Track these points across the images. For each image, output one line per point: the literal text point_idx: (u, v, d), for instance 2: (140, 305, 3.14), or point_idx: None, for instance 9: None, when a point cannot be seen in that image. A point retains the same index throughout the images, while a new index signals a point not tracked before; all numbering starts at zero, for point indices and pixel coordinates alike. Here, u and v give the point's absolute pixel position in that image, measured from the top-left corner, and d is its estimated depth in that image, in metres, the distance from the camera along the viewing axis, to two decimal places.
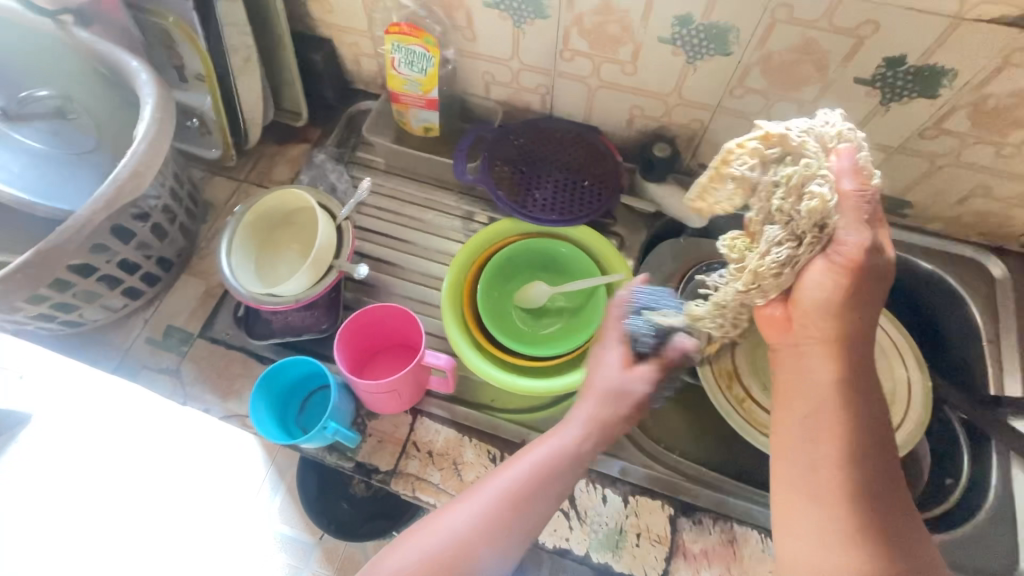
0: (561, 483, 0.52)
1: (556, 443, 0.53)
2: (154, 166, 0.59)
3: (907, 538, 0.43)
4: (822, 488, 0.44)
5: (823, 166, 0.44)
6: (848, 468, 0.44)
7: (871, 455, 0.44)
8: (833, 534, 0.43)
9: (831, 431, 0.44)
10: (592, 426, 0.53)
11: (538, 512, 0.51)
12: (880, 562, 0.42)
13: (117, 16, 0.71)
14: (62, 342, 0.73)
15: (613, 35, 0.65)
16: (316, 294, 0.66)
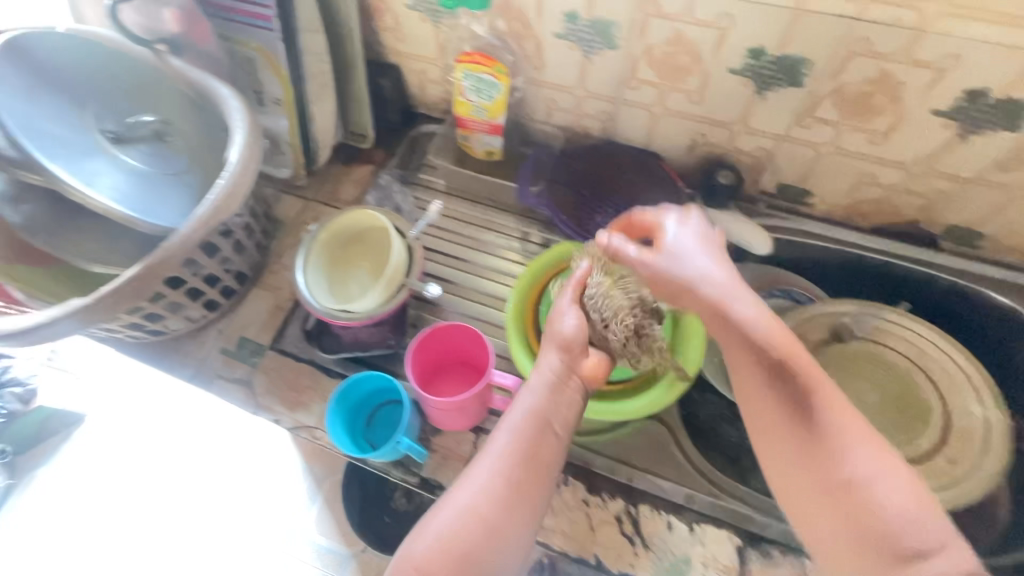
0: (549, 435, 0.53)
1: (527, 402, 0.54)
2: (242, 190, 0.62)
3: (867, 451, 0.47)
4: (786, 452, 0.49)
5: (594, 315, 0.59)
6: (783, 405, 0.50)
7: (790, 385, 0.50)
8: (807, 468, 0.48)
9: (757, 385, 0.51)
10: (554, 379, 0.56)
11: (542, 468, 0.52)
12: (858, 484, 0.46)
13: (208, 46, 0.76)
14: (142, 349, 0.77)
15: (682, 65, 0.67)
16: (386, 311, 0.68)
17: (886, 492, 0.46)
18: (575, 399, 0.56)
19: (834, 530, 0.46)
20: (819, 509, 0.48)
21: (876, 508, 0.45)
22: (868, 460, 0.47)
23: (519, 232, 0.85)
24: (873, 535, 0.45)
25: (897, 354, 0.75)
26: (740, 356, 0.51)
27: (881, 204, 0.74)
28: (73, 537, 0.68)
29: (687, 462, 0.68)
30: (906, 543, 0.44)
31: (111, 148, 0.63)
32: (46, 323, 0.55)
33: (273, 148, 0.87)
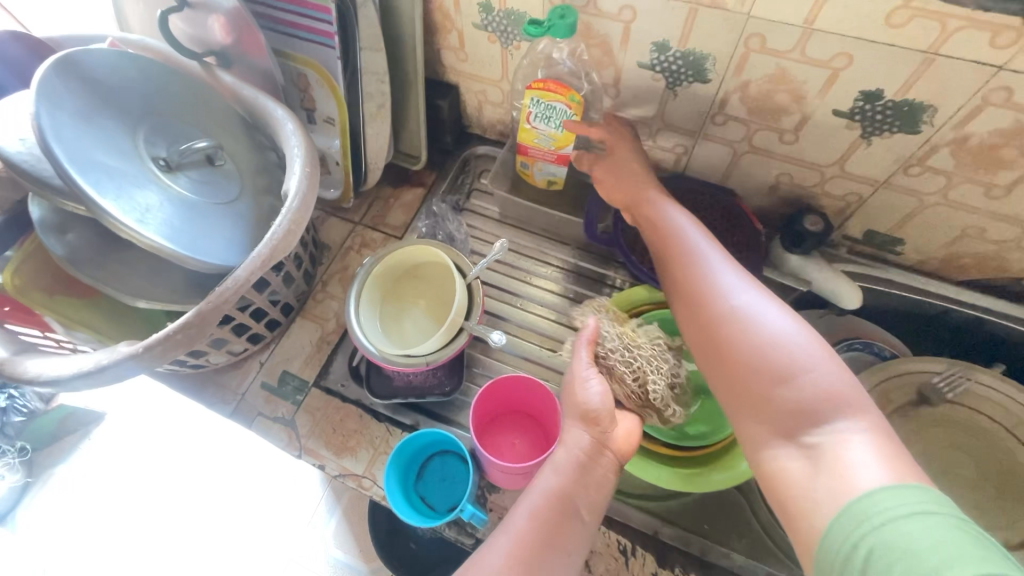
0: (574, 520, 0.50)
1: (549, 480, 0.52)
2: (303, 223, 0.58)
3: (809, 351, 0.46)
4: (711, 352, 0.51)
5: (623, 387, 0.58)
6: (687, 284, 0.56)
7: (687, 262, 0.57)
8: (736, 371, 0.48)
9: (673, 268, 0.58)
10: (583, 459, 0.52)
11: (560, 551, 0.49)
12: (770, 367, 0.47)
13: (260, 61, 0.71)
14: (180, 381, 0.73)
15: (780, 104, 0.61)
16: (445, 356, 0.63)
17: (802, 365, 0.46)
18: (603, 480, 0.52)
19: (740, 387, 0.48)
20: (762, 408, 0.47)
21: (755, 335, 0.48)
22: (759, 306, 0.50)
23: (578, 267, 0.80)
24: (761, 379, 0.47)
25: (991, 421, 0.70)
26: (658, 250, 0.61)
27: (983, 259, 0.68)
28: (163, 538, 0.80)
29: (765, 534, 0.63)
30: (796, 381, 0.45)
31: (162, 176, 0.58)
32: (99, 369, 0.51)
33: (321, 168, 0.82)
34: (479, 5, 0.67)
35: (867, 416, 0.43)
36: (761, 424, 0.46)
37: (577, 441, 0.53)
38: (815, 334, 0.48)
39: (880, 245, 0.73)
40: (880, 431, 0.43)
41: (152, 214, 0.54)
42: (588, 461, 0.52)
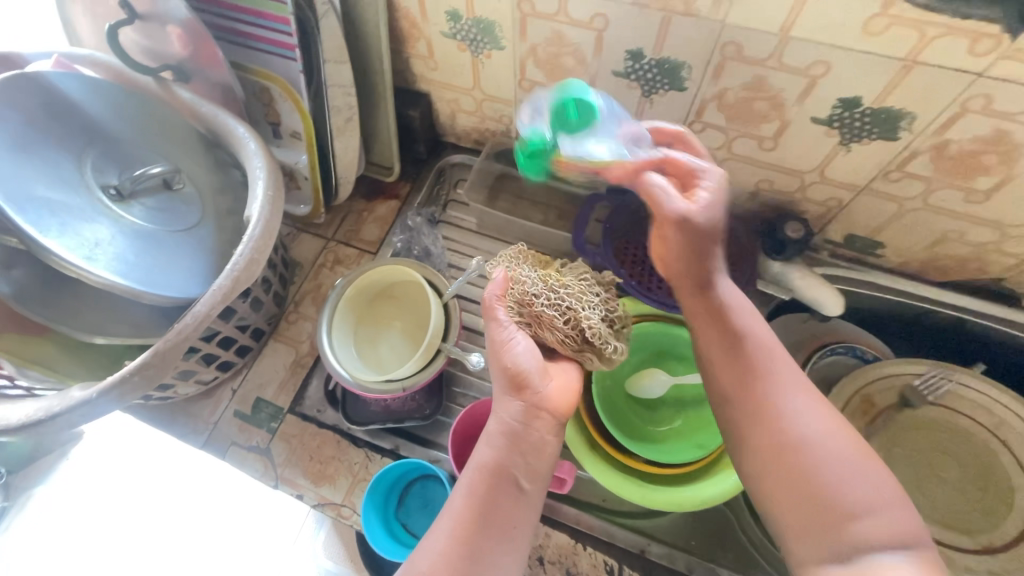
0: (511, 482, 0.45)
1: (482, 454, 0.47)
2: (268, 250, 0.55)
3: (863, 469, 0.41)
4: (757, 454, 0.45)
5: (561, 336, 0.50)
6: (737, 377, 0.48)
7: (743, 365, 0.48)
8: (784, 480, 0.43)
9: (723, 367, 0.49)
10: (514, 426, 0.47)
11: (502, 522, 0.44)
12: (829, 485, 0.41)
13: (219, 74, 0.68)
14: (149, 412, 0.70)
15: (758, 111, 0.59)
16: (423, 382, 0.61)
17: (858, 490, 0.40)
18: (542, 442, 0.47)
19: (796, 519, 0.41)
20: (804, 518, 0.41)
21: (818, 461, 0.42)
22: (822, 433, 0.43)
23: None
24: (817, 503, 0.40)
25: (972, 422, 0.69)
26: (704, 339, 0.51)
27: (963, 261, 0.67)
28: (93, 540, 0.73)
29: (753, 549, 0.62)
30: (851, 514, 0.39)
31: (113, 206, 0.55)
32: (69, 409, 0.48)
33: (289, 183, 0.79)
34: (446, 13, 0.64)
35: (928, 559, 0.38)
36: (806, 549, 0.40)
37: (509, 409, 0.48)
38: (882, 470, 0.42)
39: (860, 249, 0.72)
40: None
41: (102, 249, 0.51)
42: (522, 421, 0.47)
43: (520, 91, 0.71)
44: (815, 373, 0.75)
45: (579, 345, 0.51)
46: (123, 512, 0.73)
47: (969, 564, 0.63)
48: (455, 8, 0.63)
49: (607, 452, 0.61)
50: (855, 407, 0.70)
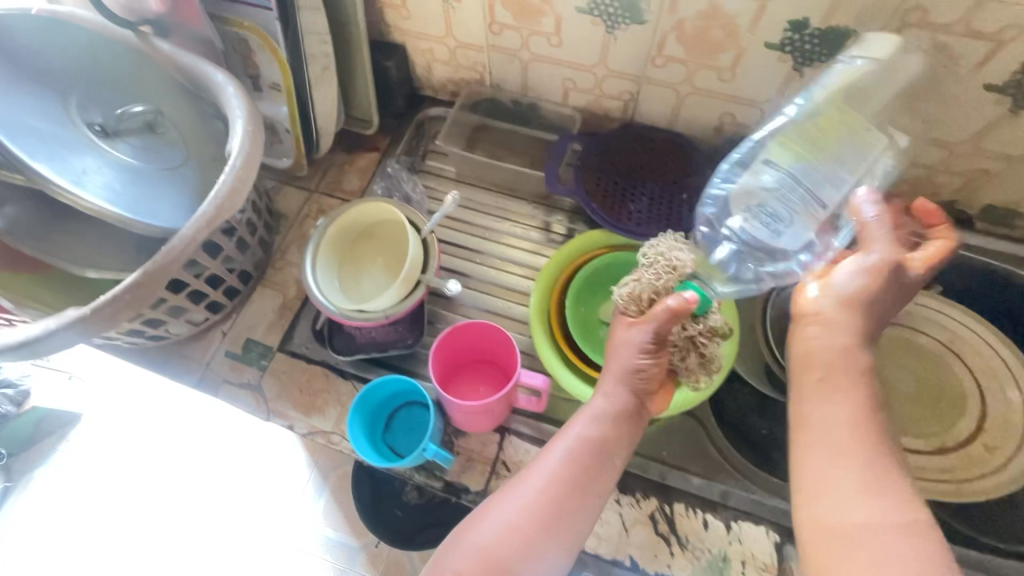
0: (607, 466, 0.56)
1: (592, 428, 0.56)
2: (248, 182, 0.58)
3: (913, 527, 0.42)
4: (836, 474, 0.46)
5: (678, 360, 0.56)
6: (857, 417, 0.47)
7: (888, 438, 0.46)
8: (843, 499, 0.45)
9: (848, 420, 0.47)
10: (626, 410, 0.56)
11: (590, 493, 0.54)
12: (871, 532, 0.42)
13: (199, 28, 0.71)
14: (144, 355, 0.73)
15: (714, 41, 0.62)
16: (403, 310, 0.64)
17: (896, 551, 0.41)
18: (637, 434, 0.57)
19: (852, 548, 0.42)
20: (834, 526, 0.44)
21: (876, 518, 0.43)
22: (897, 505, 0.43)
23: (544, 222, 0.81)
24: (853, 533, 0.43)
25: (930, 338, 0.71)
26: (839, 381, 0.48)
27: (917, 184, 0.70)
28: (81, 520, 0.69)
29: (720, 456, 0.66)
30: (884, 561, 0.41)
31: (100, 143, 0.58)
32: (40, 337, 0.51)
33: (271, 136, 0.81)
34: None
35: None
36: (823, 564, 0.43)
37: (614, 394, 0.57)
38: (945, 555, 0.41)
39: None
40: None
41: (90, 177, 0.55)
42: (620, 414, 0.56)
43: (491, 37, 0.74)
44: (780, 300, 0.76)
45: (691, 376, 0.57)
46: (109, 488, 0.69)
47: (921, 464, 0.65)
48: None
49: (574, 365, 0.66)
50: None
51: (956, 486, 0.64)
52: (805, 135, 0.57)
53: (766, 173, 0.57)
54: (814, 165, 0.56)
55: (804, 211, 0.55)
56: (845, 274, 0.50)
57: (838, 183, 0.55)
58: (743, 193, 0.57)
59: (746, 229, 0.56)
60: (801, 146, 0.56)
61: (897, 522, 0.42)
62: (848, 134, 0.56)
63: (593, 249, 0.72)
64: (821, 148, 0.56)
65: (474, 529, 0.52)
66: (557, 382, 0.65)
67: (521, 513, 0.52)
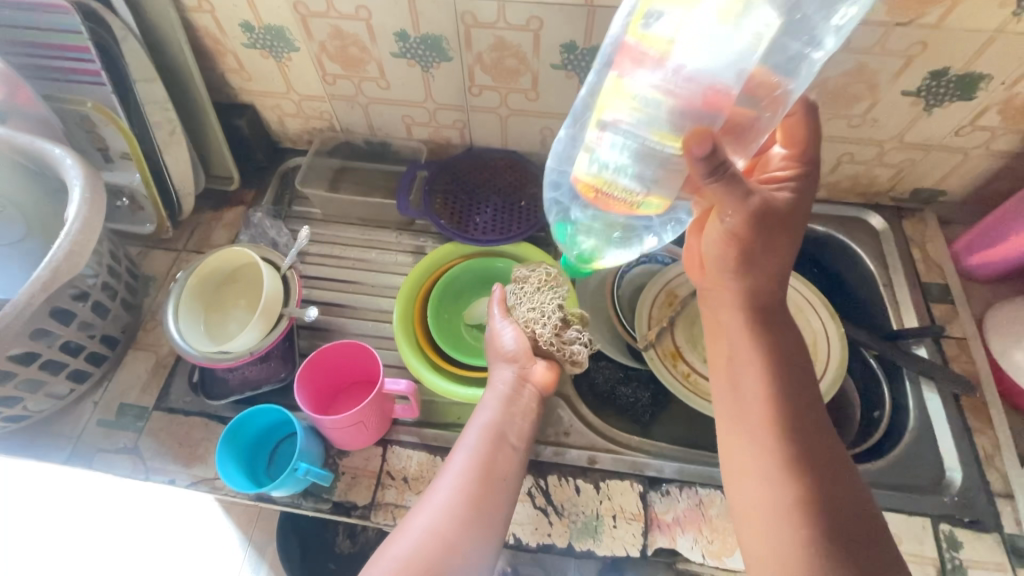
0: (507, 449, 0.62)
1: (485, 418, 0.64)
2: (88, 246, 0.60)
3: (819, 481, 0.52)
4: (750, 443, 0.56)
5: (543, 334, 0.66)
6: (768, 388, 0.56)
7: (797, 421, 0.55)
8: (769, 466, 0.54)
9: (765, 409, 0.56)
10: (507, 392, 0.65)
11: (500, 479, 0.60)
12: (779, 496, 0.53)
13: (34, 109, 0.72)
14: (7, 440, 0.71)
15: (512, 67, 0.73)
16: (268, 344, 0.68)
17: (791, 513, 0.51)
18: (528, 416, 0.65)
19: (758, 499, 0.54)
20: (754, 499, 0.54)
21: (784, 482, 0.53)
22: (804, 468, 0.53)
23: (415, 247, 0.86)
24: (770, 500, 0.53)
25: None
26: (750, 361, 0.58)
27: None
28: None
29: (585, 426, 0.73)
30: (796, 515, 0.51)
31: None
32: None
33: (131, 206, 0.83)
34: (240, 25, 0.74)
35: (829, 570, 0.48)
36: (754, 526, 0.54)
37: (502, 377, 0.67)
38: (838, 503, 0.52)
39: None
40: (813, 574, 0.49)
41: None
42: (508, 400, 0.65)
43: (328, 86, 0.81)
44: (628, 284, 0.87)
45: (568, 352, 0.67)
46: None
47: None
48: (246, 20, 0.73)
49: (439, 364, 0.72)
50: (662, 301, 0.82)
51: None
52: (656, 47, 0.47)
53: (608, 137, 0.51)
54: (672, 93, 0.49)
55: (666, 155, 0.52)
56: (714, 250, 0.59)
57: (694, 95, 0.49)
58: (593, 176, 0.54)
59: (596, 204, 0.58)
60: (630, 90, 0.49)
61: (795, 496, 0.52)
62: (705, 24, 0.46)
63: (452, 259, 0.79)
64: (665, 66, 0.48)
65: (394, 545, 0.55)
66: (427, 386, 0.70)
67: (439, 516, 0.56)
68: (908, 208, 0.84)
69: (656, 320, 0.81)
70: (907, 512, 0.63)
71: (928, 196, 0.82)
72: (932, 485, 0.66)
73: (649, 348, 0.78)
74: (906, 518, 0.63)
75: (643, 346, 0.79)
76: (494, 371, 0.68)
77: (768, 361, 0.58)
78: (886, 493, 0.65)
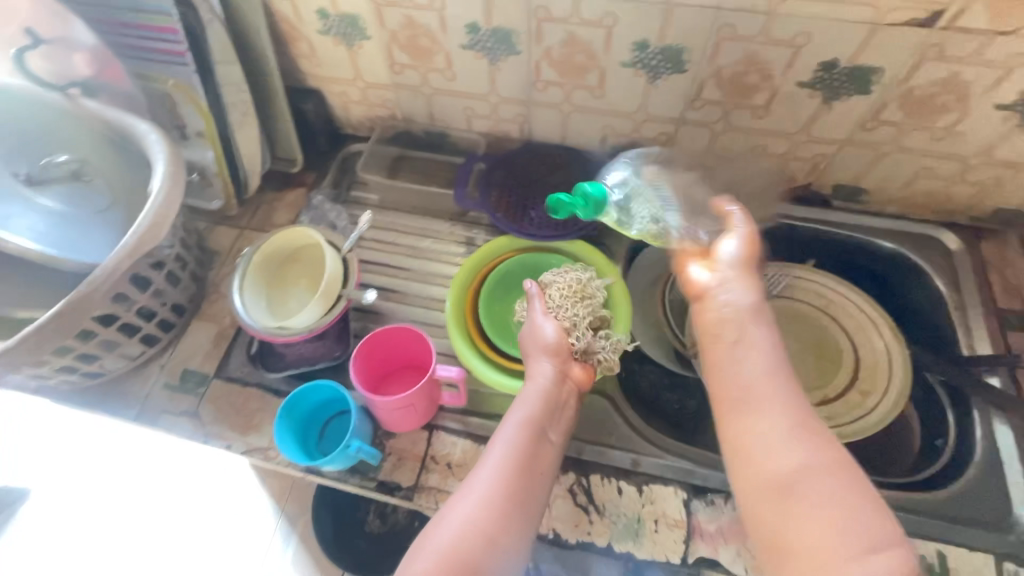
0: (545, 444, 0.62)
1: (523, 413, 0.62)
2: (168, 218, 0.63)
3: (823, 449, 0.48)
4: (754, 425, 0.50)
5: (576, 338, 0.67)
6: (765, 362, 0.52)
7: (797, 393, 0.51)
8: (776, 443, 0.49)
9: (774, 398, 0.50)
10: (547, 386, 0.64)
11: (538, 472, 0.60)
12: (801, 475, 0.47)
13: (122, 85, 0.77)
14: (81, 396, 0.76)
15: (579, 63, 0.73)
16: (326, 323, 0.70)
17: (826, 498, 0.46)
18: (566, 409, 0.65)
19: (772, 486, 0.47)
20: (775, 480, 0.48)
21: (797, 456, 0.48)
22: (813, 446, 0.48)
23: (467, 238, 0.87)
24: (786, 482, 0.47)
25: (807, 305, 0.80)
26: (747, 341, 0.53)
27: (777, 172, 0.81)
28: (84, 543, 0.78)
29: (630, 428, 0.73)
30: (819, 490, 0.46)
31: (29, 193, 0.68)
32: None
33: (201, 181, 0.87)
34: (316, 12, 0.76)
35: (874, 535, 0.44)
36: (775, 518, 0.47)
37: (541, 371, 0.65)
38: (853, 474, 0.47)
39: None
40: (861, 545, 0.44)
41: (22, 223, 0.66)
42: (547, 393, 0.64)
43: (394, 75, 0.83)
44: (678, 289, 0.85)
45: (598, 359, 0.67)
46: (102, 525, 0.79)
47: None
48: (323, 7, 0.75)
49: (489, 356, 0.73)
50: None
51: (838, 430, 0.70)
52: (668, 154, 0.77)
53: (653, 176, 0.72)
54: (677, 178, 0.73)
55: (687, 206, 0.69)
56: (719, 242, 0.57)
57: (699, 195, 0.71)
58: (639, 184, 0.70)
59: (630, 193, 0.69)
60: (670, 162, 0.75)
61: (806, 466, 0.47)
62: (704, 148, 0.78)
63: (506, 251, 0.80)
64: (669, 162, 0.76)
65: (428, 538, 0.55)
66: (477, 376, 0.72)
67: (474, 508, 0.56)
68: (987, 229, 0.79)
69: None
70: (967, 547, 0.61)
71: (1010, 218, 0.77)
72: (996, 522, 0.63)
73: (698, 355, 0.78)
74: (967, 552, 0.60)
75: (692, 353, 0.78)
76: (531, 365, 0.66)
77: (765, 330, 0.54)
78: (947, 526, 0.62)
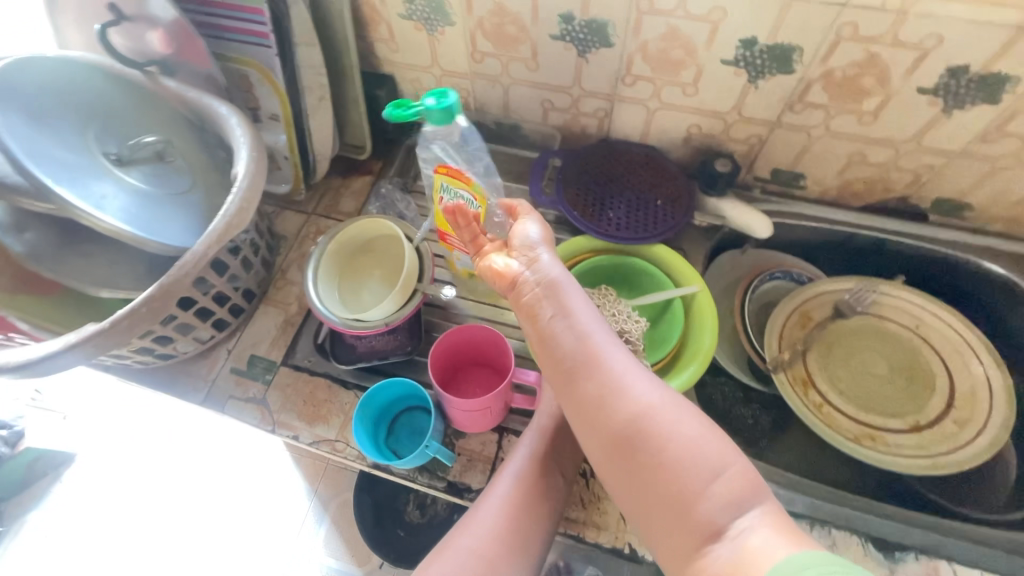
0: (546, 491, 0.60)
1: (529, 448, 0.62)
2: (253, 204, 0.62)
3: (646, 383, 0.48)
4: (586, 392, 0.48)
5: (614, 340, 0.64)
6: (584, 323, 0.51)
7: (603, 347, 0.50)
8: (606, 401, 0.47)
9: (604, 359, 0.49)
10: (555, 422, 0.63)
11: (541, 513, 0.58)
12: (648, 434, 0.45)
13: (203, 66, 0.74)
14: (152, 376, 0.76)
15: (676, 59, 0.69)
16: (400, 317, 0.68)
17: (679, 437, 0.45)
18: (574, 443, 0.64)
19: (617, 451, 0.46)
20: (618, 436, 0.46)
21: (634, 403, 0.46)
22: (648, 391, 0.47)
23: None
24: (632, 443, 0.45)
25: (898, 325, 0.76)
26: (567, 310, 0.52)
27: (872, 182, 0.76)
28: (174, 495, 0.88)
29: None
30: (660, 434, 0.45)
31: (114, 169, 0.64)
32: (31, 363, 0.55)
33: (270, 164, 0.86)
34: None
35: (725, 460, 0.44)
36: (633, 482, 0.45)
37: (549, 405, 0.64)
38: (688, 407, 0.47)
39: (786, 182, 0.81)
40: (709, 471, 0.43)
41: (108, 201, 0.61)
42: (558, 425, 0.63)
43: (474, 64, 0.80)
44: (756, 300, 0.82)
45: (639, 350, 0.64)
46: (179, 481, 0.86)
47: (898, 441, 0.69)
48: None
49: None
50: (795, 321, 0.77)
51: (932, 460, 0.66)
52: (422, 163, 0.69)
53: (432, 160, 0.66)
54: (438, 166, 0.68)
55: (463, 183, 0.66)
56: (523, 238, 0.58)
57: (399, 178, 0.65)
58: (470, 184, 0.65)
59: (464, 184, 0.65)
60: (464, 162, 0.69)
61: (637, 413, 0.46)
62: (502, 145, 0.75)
63: (582, 251, 0.77)
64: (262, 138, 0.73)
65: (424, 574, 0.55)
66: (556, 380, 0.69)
67: (481, 540, 0.56)
68: None
69: (788, 340, 0.76)
70: None
71: None
72: None
73: (780, 371, 0.72)
74: None
75: (773, 368, 0.73)
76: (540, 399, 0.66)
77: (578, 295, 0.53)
78: None
